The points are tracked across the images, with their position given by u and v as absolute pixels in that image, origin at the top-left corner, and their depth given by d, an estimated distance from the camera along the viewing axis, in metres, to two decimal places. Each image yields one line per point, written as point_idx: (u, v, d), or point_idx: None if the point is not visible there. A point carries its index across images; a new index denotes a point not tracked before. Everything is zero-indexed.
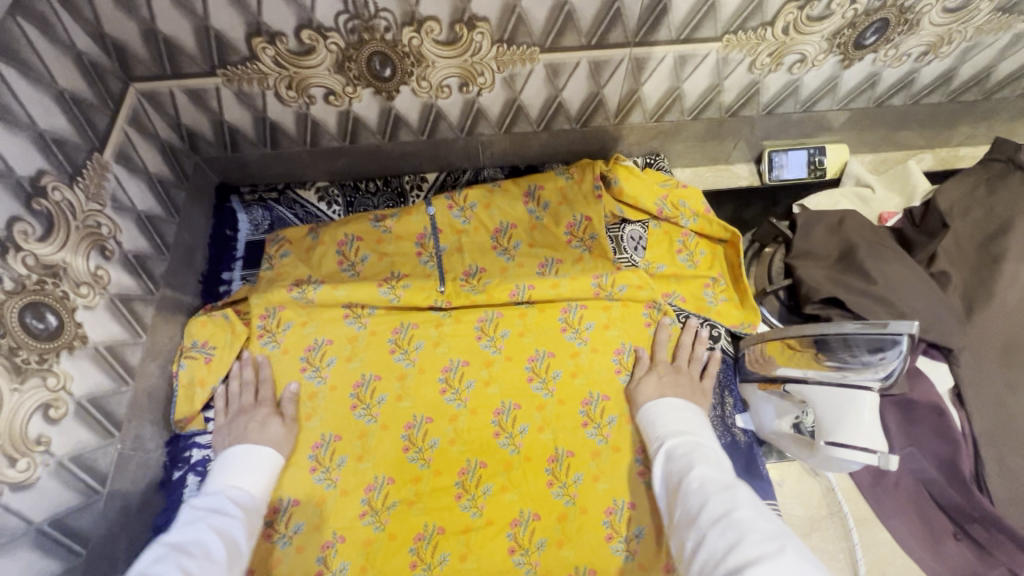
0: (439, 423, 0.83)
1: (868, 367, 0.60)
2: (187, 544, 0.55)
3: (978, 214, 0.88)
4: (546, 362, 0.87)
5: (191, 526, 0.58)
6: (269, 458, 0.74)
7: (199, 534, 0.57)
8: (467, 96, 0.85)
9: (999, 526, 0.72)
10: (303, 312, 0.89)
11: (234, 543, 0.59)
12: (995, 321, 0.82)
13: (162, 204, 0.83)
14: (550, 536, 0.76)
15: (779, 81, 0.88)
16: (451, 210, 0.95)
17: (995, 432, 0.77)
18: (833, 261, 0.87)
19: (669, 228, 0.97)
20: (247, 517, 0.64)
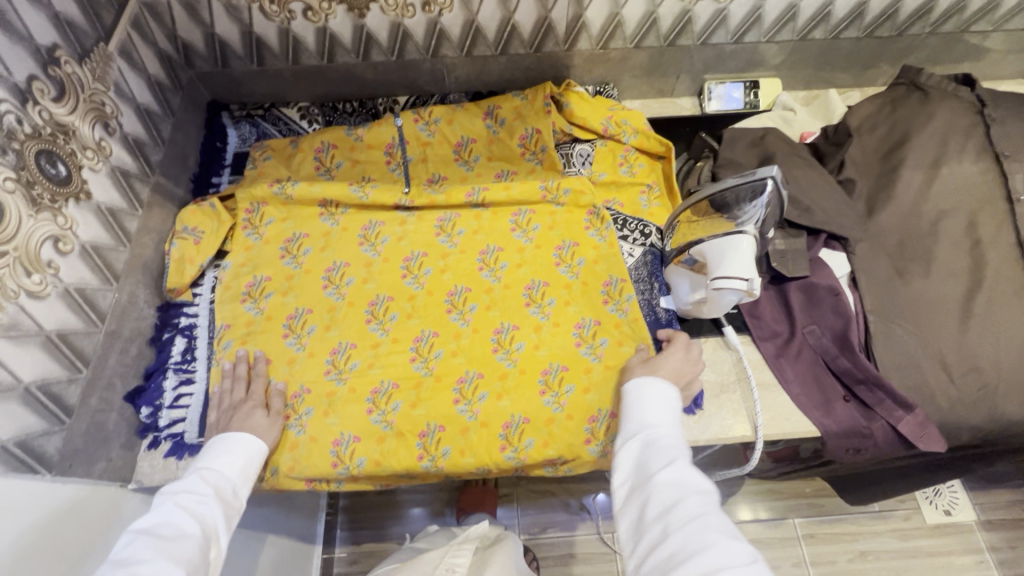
0: (398, 301, 0.94)
1: (748, 215, 0.72)
2: (160, 526, 0.61)
3: (883, 130, 0.99)
4: (495, 255, 0.98)
5: (158, 507, 0.64)
6: (244, 445, 0.75)
7: (171, 510, 0.63)
8: (430, 16, 0.96)
9: (877, 383, 0.84)
10: (282, 208, 1.01)
11: (209, 521, 0.64)
12: (888, 219, 0.93)
13: (159, 103, 0.94)
14: (490, 390, 0.86)
15: (708, 10, 1.00)
16: (417, 124, 1.06)
17: (882, 310, 0.88)
18: (752, 168, 0.98)
19: (614, 145, 1.08)
20: (223, 499, 0.68)
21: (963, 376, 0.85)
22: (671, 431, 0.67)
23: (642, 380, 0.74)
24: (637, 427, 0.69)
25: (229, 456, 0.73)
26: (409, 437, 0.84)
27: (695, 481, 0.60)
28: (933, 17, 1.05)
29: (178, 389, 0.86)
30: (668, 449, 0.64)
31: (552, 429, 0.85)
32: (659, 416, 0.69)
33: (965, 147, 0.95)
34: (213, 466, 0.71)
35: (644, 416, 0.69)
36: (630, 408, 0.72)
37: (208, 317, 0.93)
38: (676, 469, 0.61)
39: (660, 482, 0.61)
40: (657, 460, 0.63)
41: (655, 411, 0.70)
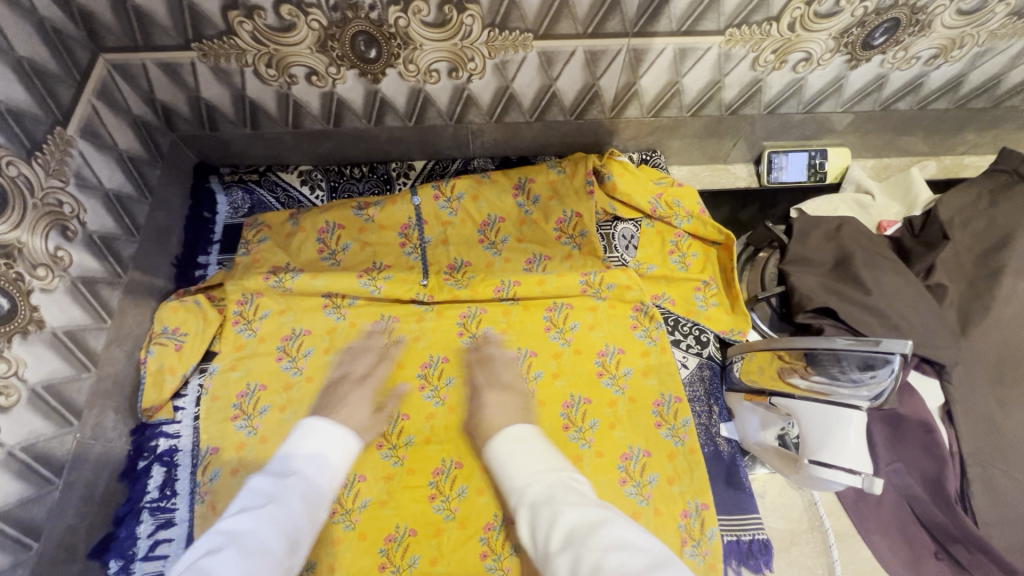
0: (415, 420, 0.81)
1: (857, 386, 0.61)
2: (243, 536, 0.55)
3: (979, 226, 0.85)
4: (527, 362, 0.85)
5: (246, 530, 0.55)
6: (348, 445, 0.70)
7: (260, 523, 0.57)
8: (456, 82, 0.81)
9: (980, 547, 0.71)
10: (279, 299, 0.86)
11: (297, 539, 0.59)
12: (989, 336, 0.80)
13: (133, 183, 0.79)
14: (523, 542, 0.73)
15: (783, 79, 0.85)
16: (438, 201, 0.92)
17: (982, 450, 0.76)
18: (827, 268, 0.85)
19: (662, 227, 0.94)
20: (312, 512, 0.62)
21: None
22: (560, 479, 0.61)
23: (501, 437, 0.69)
24: (518, 496, 0.62)
25: (323, 448, 0.68)
26: None
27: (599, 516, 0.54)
28: None
29: (155, 535, 0.73)
30: (557, 501, 0.58)
31: None
32: (534, 473, 0.63)
33: None
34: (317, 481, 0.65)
35: (516, 481, 0.63)
36: (506, 479, 0.65)
37: (191, 438, 0.79)
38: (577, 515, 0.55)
39: (558, 535, 0.54)
40: (540, 521, 0.56)
41: (534, 467, 0.64)
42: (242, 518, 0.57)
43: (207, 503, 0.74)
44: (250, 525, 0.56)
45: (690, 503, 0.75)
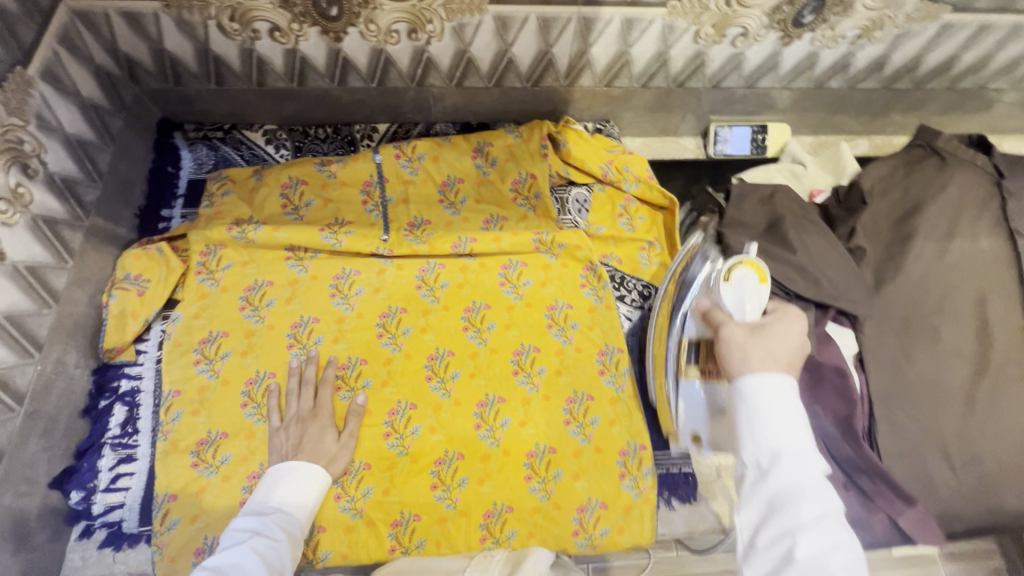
0: (372, 364, 0.85)
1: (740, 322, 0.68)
2: (230, 567, 0.57)
3: (896, 195, 0.94)
4: (481, 313, 0.90)
5: (235, 547, 0.60)
6: (316, 476, 0.73)
7: (242, 553, 0.59)
8: (416, 44, 0.85)
9: (882, 476, 0.79)
10: (242, 251, 0.89)
11: (278, 566, 0.60)
12: (900, 294, 0.88)
13: (96, 130, 0.81)
14: (471, 474, 0.79)
15: (723, 53, 0.91)
16: (399, 160, 0.96)
17: (887, 393, 0.84)
18: (760, 230, 0.91)
19: (613, 192, 0.99)
20: (292, 543, 0.64)
21: (965, 467, 0.82)
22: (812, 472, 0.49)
23: (755, 381, 0.53)
24: (763, 459, 0.50)
25: (295, 495, 0.70)
26: (380, 528, 0.77)
27: (829, 520, 0.47)
28: (952, 73, 0.99)
29: (116, 469, 0.76)
30: (817, 502, 0.47)
31: (538, 518, 0.79)
32: (800, 451, 0.50)
33: (979, 221, 0.90)
34: (285, 505, 0.69)
35: (767, 439, 0.50)
36: (754, 427, 0.51)
37: (153, 380, 0.82)
38: (823, 510, 0.46)
39: (769, 535, 0.48)
40: (800, 510, 0.47)
41: (795, 434, 0.50)
42: (233, 552, 0.59)
43: (169, 441, 0.78)
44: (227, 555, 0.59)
45: (629, 443, 0.83)
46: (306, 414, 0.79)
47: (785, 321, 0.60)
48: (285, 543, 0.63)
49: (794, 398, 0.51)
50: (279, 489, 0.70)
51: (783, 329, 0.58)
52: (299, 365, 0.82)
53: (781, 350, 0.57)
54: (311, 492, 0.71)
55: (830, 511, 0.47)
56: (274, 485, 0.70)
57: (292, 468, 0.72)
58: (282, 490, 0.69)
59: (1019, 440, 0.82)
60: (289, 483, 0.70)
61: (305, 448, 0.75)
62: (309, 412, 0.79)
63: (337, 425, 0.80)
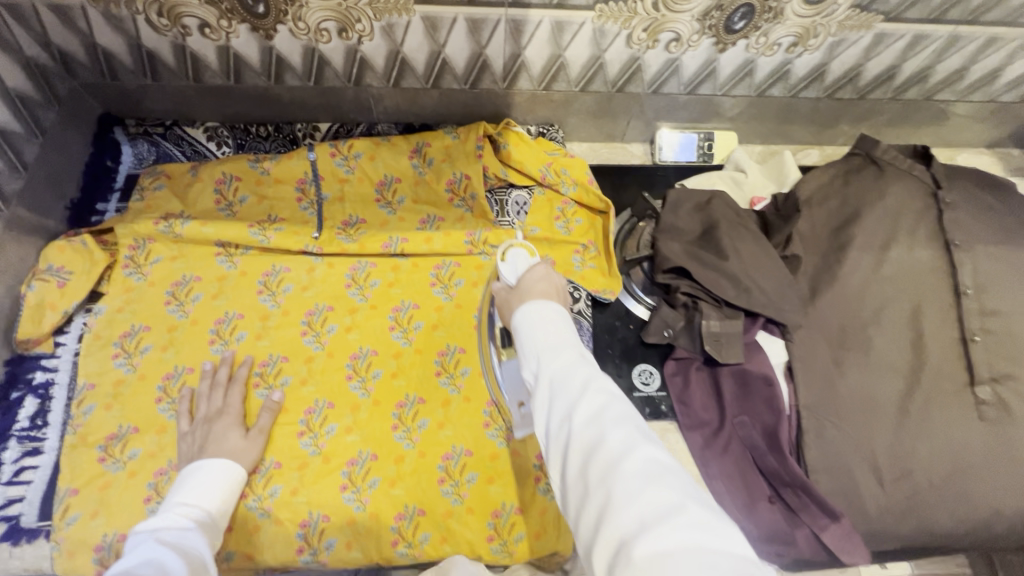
0: (293, 363, 0.85)
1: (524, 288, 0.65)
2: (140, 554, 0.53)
3: (834, 203, 0.93)
4: (409, 314, 0.89)
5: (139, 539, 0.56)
6: (223, 470, 0.70)
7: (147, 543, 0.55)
8: (347, 43, 0.85)
9: (805, 490, 0.77)
10: (172, 246, 0.89)
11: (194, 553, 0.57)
12: (834, 304, 0.87)
13: (23, 122, 0.82)
14: (383, 475, 0.78)
15: (659, 58, 0.91)
16: (334, 159, 0.95)
17: (817, 403, 0.82)
18: (694, 235, 0.91)
19: (552, 196, 0.99)
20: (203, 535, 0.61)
21: (893, 483, 0.79)
22: (572, 358, 0.50)
23: (522, 312, 0.55)
24: (531, 367, 0.52)
25: (203, 490, 0.66)
26: (287, 527, 0.75)
27: (606, 395, 0.47)
28: (896, 83, 0.99)
29: (21, 461, 0.75)
30: (581, 379, 0.48)
31: (451, 523, 0.77)
32: (559, 347, 0.51)
33: (917, 231, 0.89)
34: (189, 498, 0.65)
35: (534, 352, 0.52)
36: (522, 345, 0.53)
37: (69, 372, 0.81)
38: (589, 387, 0.47)
39: (561, 426, 0.47)
40: (570, 393, 0.47)
41: (553, 333, 0.52)
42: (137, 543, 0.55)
43: (77, 435, 0.77)
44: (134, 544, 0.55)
45: None
46: (214, 414, 0.76)
47: (534, 268, 0.62)
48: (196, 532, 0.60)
49: (552, 310, 0.54)
50: (185, 486, 0.66)
51: (534, 274, 0.61)
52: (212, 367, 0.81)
53: (528, 291, 0.58)
54: (219, 488, 0.68)
55: (602, 389, 0.47)
56: (180, 486, 0.66)
57: (201, 466, 0.68)
58: (188, 487, 0.66)
59: (952, 456, 0.80)
60: (196, 481, 0.67)
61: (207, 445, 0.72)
62: (217, 412, 0.77)
63: (246, 428, 0.78)
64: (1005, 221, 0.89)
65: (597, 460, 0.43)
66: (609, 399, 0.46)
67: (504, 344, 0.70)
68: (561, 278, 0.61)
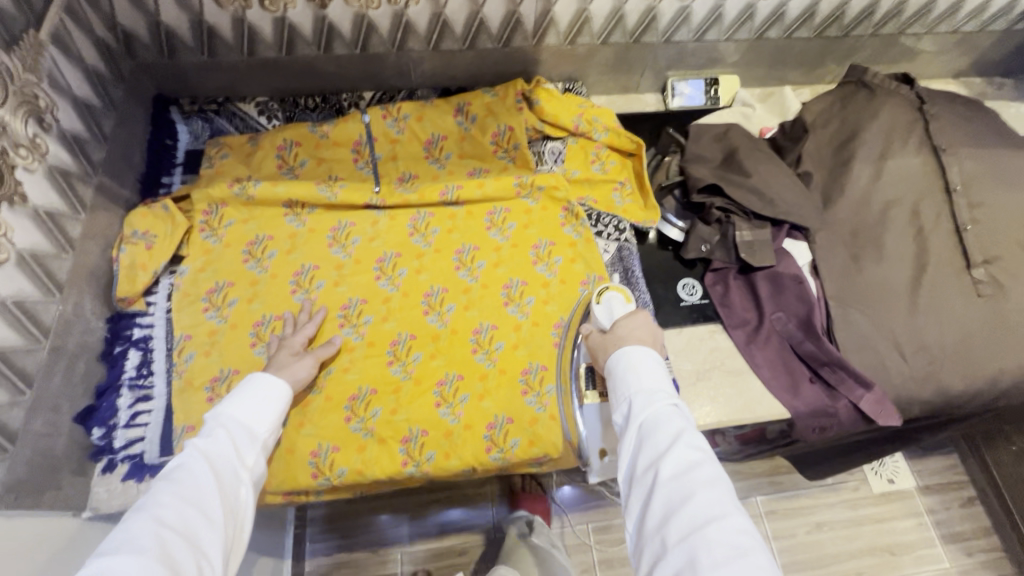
0: (373, 304, 0.92)
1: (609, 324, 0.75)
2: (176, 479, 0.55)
3: (835, 125, 1.05)
4: (471, 254, 0.97)
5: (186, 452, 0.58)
6: (278, 393, 0.69)
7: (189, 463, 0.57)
8: (395, 8, 0.93)
9: (841, 365, 0.88)
10: (243, 210, 0.94)
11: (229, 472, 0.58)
12: (845, 210, 0.99)
13: (99, 96, 0.87)
14: (471, 392, 0.86)
15: (672, 7, 1.02)
16: (385, 120, 1.03)
17: (841, 294, 0.94)
18: (718, 162, 1.01)
19: (585, 143, 1.08)
20: (247, 447, 0.62)
21: (913, 354, 0.91)
22: (668, 408, 0.60)
23: (620, 354, 0.67)
24: (626, 410, 0.63)
25: (255, 401, 0.66)
26: (391, 445, 0.82)
27: (694, 454, 0.57)
28: (874, 19, 1.12)
29: (135, 406, 0.80)
30: (673, 430, 0.58)
31: (537, 428, 0.85)
32: (654, 395, 0.62)
33: (908, 142, 1.01)
34: (247, 415, 0.65)
35: (628, 388, 0.64)
36: (620, 387, 0.65)
37: (165, 327, 0.86)
38: (679, 440, 0.57)
39: (644, 466, 0.58)
40: (659, 442, 0.58)
41: (653, 384, 0.63)
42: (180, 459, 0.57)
43: (184, 379, 0.82)
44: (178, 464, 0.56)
45: None
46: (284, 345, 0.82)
47: (634, 316, 0.72)
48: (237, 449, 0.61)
49: (653, 361, 0.65)
50: (239, 394, 0.67)
51: (632, 320, 0.71)
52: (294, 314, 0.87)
53: (625, 336, 0.69)
54: (271, 401, 0.68)
55: (689, 444, 0.57)
56: (236, 391, 0.67)
57: (256, 381, 0.68)
58: (242, 396, 0.66)
59: (959, 328, 0.92)
60: (249, 392, 0.67)
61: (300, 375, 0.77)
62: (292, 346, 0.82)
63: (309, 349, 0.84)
64: (979, 128, 1.03)
65: (679, 514, 0.53)
66: (698, 460, 0.56)
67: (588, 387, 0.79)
68: (657, 327, 0.71)
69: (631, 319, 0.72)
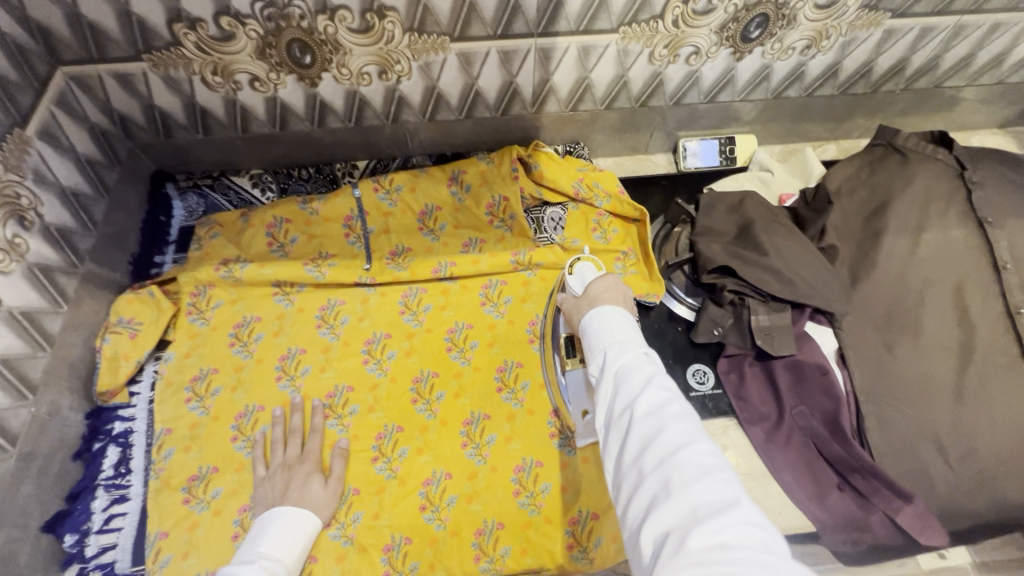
0: (359, 391, 0.87)
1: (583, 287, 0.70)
2: None
3: (862, 193, 0.96)
4: (464, 334, 0.92)
5: None
6: (307, 523, 0.72)
7: None
8: (387, 83, 0.91)
9: (874, 473, 0.78)
10: (231, 290, 0.92)
11: None
12: (876, 289, 0.89)
13: (90, 183, 0.86)
14: (459, 492, 0.80)
15: (680, 72, 0.96)
16: (377, 193, 0.99)
17: (873, 388, 0.84)
18: (732, 236, 0.94)
19: (586, 209, 1.02)
20: None
21: (960, 460, 0.80)
22: (640, 355, 0.53)
23: (591, 312, 0.60)
24: (599, 361, 0.55)
25: (283, 540, 0.68)
26: (372, 553, 0.76)
27: (667, 392, 0.49)
28: (906, 75, 1.03)
29: (110, 509, 0.78)
30: (646, 372, 0.51)
31: (530, 534, 0.79)
32: (625, 344, 0.55)
33: (948, 212, 0.91)
34: (269, 550, 0.66)
35: (601, 341, 0.56)
36: (592, 341, 0.57)
37: (146, 420, 0.84)
38: (652, 381, 0.50)
39: (618, 412, 0.51)
40: (633, 381, 0.51)
41: (622, 332, 0.56)
42: None
43: (161, 479, 0.79)
44: None
45: None
46: (293, 460, 0.79)
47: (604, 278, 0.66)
48: None
49: (621, 315, 0.58)
50: (267, 534, 0.68)
51: (603, 282, 0.65)
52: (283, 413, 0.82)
53: (599, 295, 0.63)
54: (297, 538, 0.70)
55: (663, 385, 0.50)
56: (262, 531, 0.69)
57: (283, 514, 0.70)
58: (271, 536, 0.68)
59: (1016, 429, 0.80)
60: (278, 529, 0.69)
61: (292, 494, 0.75)
62: (296, 459, 0.79)
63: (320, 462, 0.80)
64: None
65: (654, 450, 0.46)
66: (671, 395, 0.49)
67: (569, 353, 0.75)
68: (628, 288, 0.65)
69: (600, 280, 0.66)
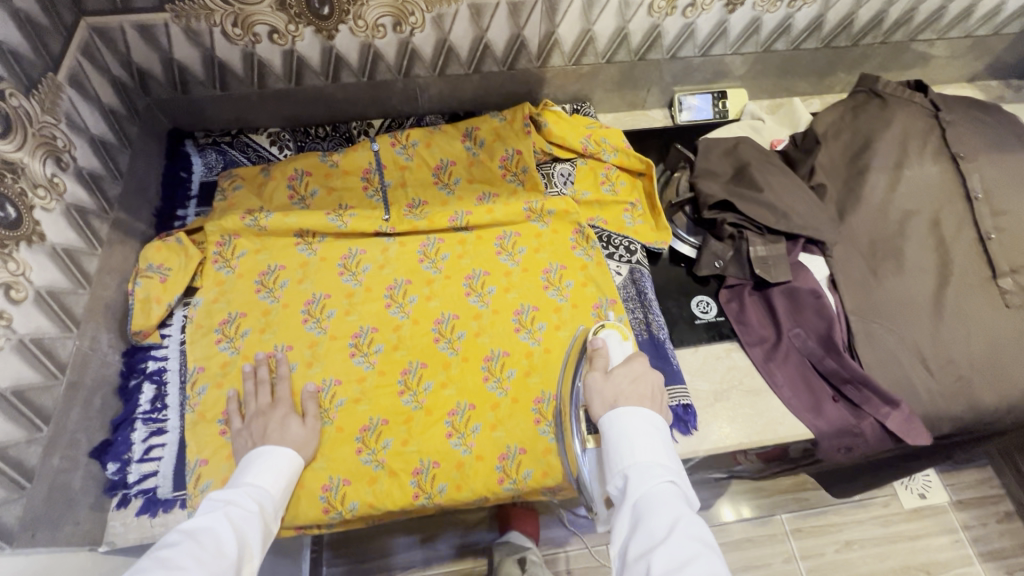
0: (383, 331, 0.91)
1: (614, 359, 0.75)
2: (200, 532, 0.59)
3: (847, 135, 1.04)
4: (481, 279, 0.96)
5: (209, 513, 0.62)
6: (289, 461, 0.75)
7: (214, 522, 0.61)
8: (401, 36, 0.95)
9: (864, 383, 0.85)
10: (255, 239, 0.96)
11: (246, 536, 0.62)
12: (861, 221, 0.96)
13: (115, 133, 0.89)
14: (483, 421, 0.85)
15: (676, 24, 1.01)
16: (394, 147, 1.04)
17: (862, 309, 0.91)
18: (728, 177, 1.00)
19: (594, 164, 1.08)
20: (263, 518, 0.66)
21: (940, 368, 0.88)
22: (666, 486, 0.58)
23: (612, 414, 0.65)
24: (622, 483, 0.61)
25: (271, 474, 0.72)
26: (401, 477, 0.82)
27: (690, 550, 0.53)
28: (883, 28, 1.11)
29: (149, 440, 0.81)
30: (671, 514, 0.55)
31: (551, 459, 0.84)
32: (651, 468, 0.60)
33: (925, 150, 0.99)
34: (257, 482, 0.70)
35: (623, 461, 0.61)
36: (613, 457, 0.62)
37: (178, 359, 0.87)
38: (674, 524, 0.54)
39: (637, 553, 0.55)
40: (654, 522, 0.55)
41: (648, 458, 0.61)
42: (202, 517, 0.61)
43: (197, 413, 0.82)
44: (207, 521, 0.60)
45: None
46: (265, 409, 0.81)
47: (632, 362, 0.71)
48: (257, 516, 0.65)
49: (649, 425, 0.63)
50: (255, 467, 0.71)
51: (630, 370, 0.69)
52: (252, 368, 0.84)
53: (624, 391, 0.67)
54: (283, 475, 0.73)
55: (686, 537, 0.53)
56: (250, 463, 0.72)
57: (275, 453, 0.74)
58: (258, 468, 0.71)
59: (987, 340, 0.89)
60: (266, 462, 0.72)
61: None
62: (268, 407, 0.81)
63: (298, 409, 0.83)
64: (999, 133, 1.00)
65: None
66: (694, 552, 0.53)
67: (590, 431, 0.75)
68: (657, 377, 0.69)
69: (630, 363, 0.70)
